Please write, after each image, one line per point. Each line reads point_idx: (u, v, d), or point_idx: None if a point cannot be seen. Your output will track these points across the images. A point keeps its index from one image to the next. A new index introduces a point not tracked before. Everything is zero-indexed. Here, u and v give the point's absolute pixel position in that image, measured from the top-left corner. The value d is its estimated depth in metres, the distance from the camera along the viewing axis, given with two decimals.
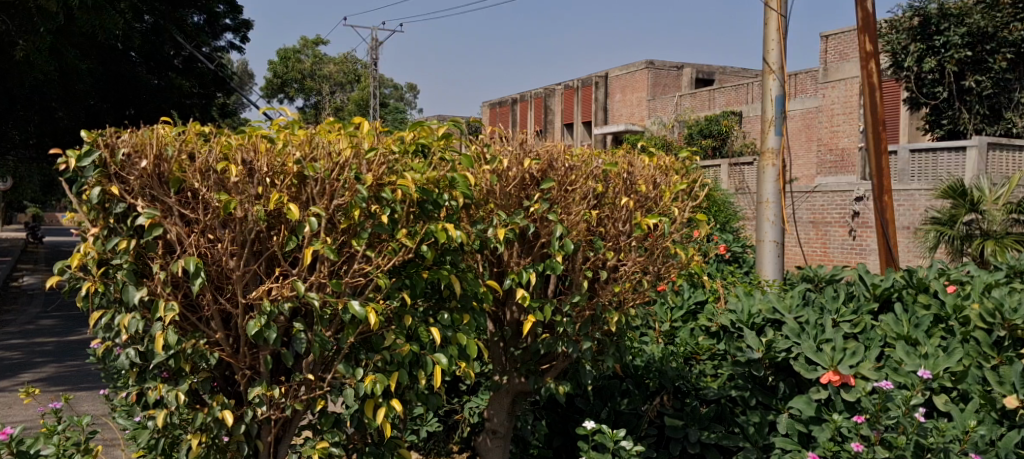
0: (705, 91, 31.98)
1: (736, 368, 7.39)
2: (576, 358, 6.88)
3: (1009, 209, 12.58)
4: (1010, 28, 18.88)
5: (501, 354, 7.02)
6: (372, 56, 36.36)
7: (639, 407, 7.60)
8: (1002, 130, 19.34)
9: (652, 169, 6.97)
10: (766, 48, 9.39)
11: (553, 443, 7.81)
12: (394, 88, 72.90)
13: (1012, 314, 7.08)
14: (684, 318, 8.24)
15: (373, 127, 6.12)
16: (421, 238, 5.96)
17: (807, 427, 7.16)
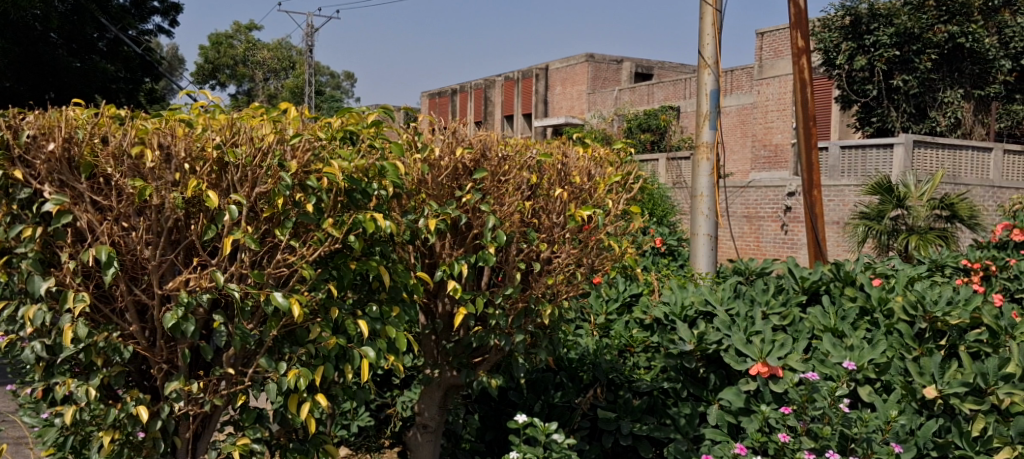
0: (644, 86, 32.30)
1: (668, 360, 7.49)
2: (509, 351, 6.92)
3: (933, 206, 12.95)
4: (935, 30, 19.91)
5: (433, 347, 7.07)
6: (308, 43, 36.23)
7: (572, 401, 7.67)
8: (926, 128, 20.37)
9: (587, 161, 7.08)
10: (701, 43, 9.53)
11: (486, 436, 7.87)
12: (330, 76, 72.57)
13: (932, 307, 7.38)
14: (619, 310, 8.39)
15: (300, 114, 6.18)
16: (349, 227, 5.95)
17: (737, 418, 7.26)
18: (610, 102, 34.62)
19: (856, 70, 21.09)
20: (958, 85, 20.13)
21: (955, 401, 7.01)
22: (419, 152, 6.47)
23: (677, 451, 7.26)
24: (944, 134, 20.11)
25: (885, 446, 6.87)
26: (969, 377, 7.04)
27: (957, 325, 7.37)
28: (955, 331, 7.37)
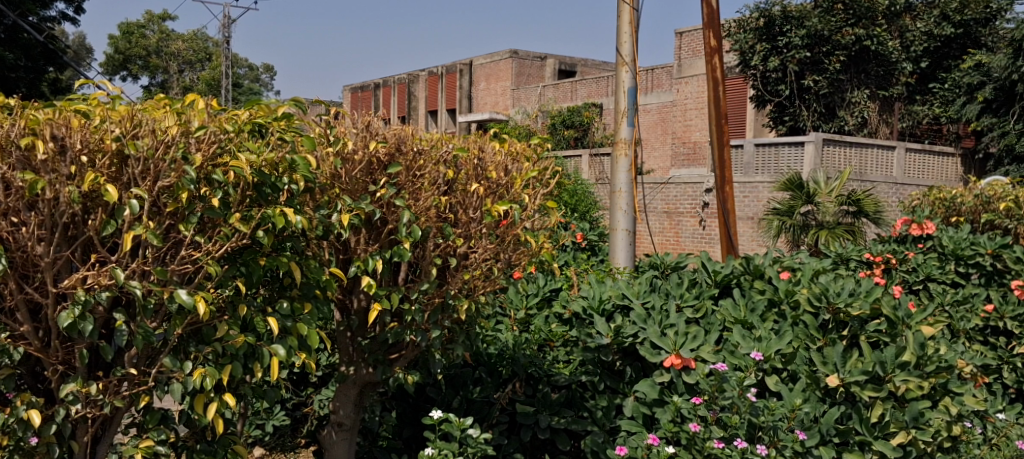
0: (568, 82, 32.74)
1: (586, 354, 7.49)
2: (426, 347, 6.62)
3: (840, 202, 13.52)
4: (842, 33, 21.94)
5: (348, 344, 6.77)
6: (225, 35, 35.90)
7: (491, 396, 7.50)
8: (835, 127, 22.64)
9: (504, 155, 6.72)
10: (618, 41, 9.77)
11: (402, 433, 7.66)
12: (247, 69, 72.31)
13: (836, 298, 7.66)
14: (539, 305, 8.25)
15: (207, 105, 5.78)
16: (257, 222, 5.67)
17: (652, 410, 7.36)
18: (534, 98, 34.97)
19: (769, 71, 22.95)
20: (864, 85, 22.46)
21: (855, 389, 7.27)
22: (330, 145, 6.11)
23: (593, 444, 7.26)
24: (851, 132, 22.49)
25: (791, 433, 7.08)
26: (869, 366, 7.32)
27: (858, 316, 7.68)
28: (856, 321, 7.68)
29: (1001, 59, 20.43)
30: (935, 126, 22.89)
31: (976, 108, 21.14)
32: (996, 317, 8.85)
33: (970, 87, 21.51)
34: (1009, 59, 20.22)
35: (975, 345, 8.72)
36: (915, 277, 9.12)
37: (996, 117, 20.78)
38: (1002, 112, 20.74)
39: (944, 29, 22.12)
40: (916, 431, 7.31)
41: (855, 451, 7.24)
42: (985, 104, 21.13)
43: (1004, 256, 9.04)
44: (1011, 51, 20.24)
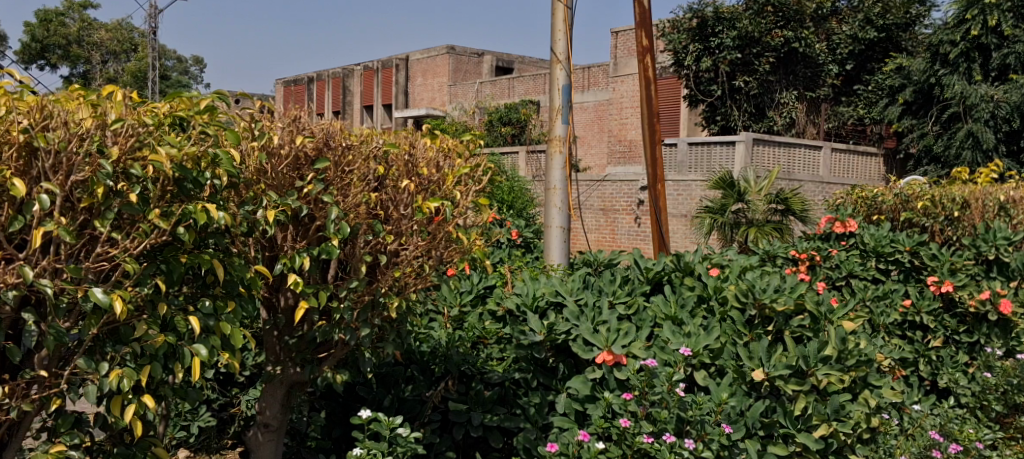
0: (505, 79, 33.83)
1: (519, 351, 7.49)
2: (355, 345, 6.50)
3: (770, 200, 14.17)
4: (772, 35, 23.49)
5: (274, 343, 6.56)
6: (151, 25, 35.44)
7: (423, 393, 7.48)
8: (766, 127, 24.09)
9: (435, 152, 6.65)
10: (552, 39, 9.89)
11: (333, 433, 7.53)
12: (175, 60, 71.79)
13: (761, 294, 7.83)
14: (473, 301, 8.27)
15: (126, 97, 5.79)
16: (177, 219, 5.57)
17: (583, 406, 7.38)
18: (472, 95, 36.02)
19: (702, 70, 24.42)
20: (792, 86, 24.00)
21: (780, 383, 7.42)
22: (256, 139, 6.03)
23: (525, 440, 7.28)
24: (780, 132, 23.97)
25: (717, 427, 7.20)
26: (793, 360, 7.49)
27: (783, 312, 7.84)
28: (781, 317, 7.85)
29: (920, 62, 22.28)
30: (858, 127, 24.36)
31: (898, 110, 22.75)
32: (913, 312, 9.11)
33: (891, 90, 23.27)
34: (927, 63, 22.13)
35: (895, 339, 8.95)
36: (837, 274, 9.50)
37: (914, 119, 22.52)
38: (920, 114, 22.49)
39: (869, 33, 23.58)
40: (837, 423, 7.49)
41: (780, 443, 7.37)
42: (905, 106, 22.82)
43: (921, 253, 9.33)
44: (929, 55, 22.20)
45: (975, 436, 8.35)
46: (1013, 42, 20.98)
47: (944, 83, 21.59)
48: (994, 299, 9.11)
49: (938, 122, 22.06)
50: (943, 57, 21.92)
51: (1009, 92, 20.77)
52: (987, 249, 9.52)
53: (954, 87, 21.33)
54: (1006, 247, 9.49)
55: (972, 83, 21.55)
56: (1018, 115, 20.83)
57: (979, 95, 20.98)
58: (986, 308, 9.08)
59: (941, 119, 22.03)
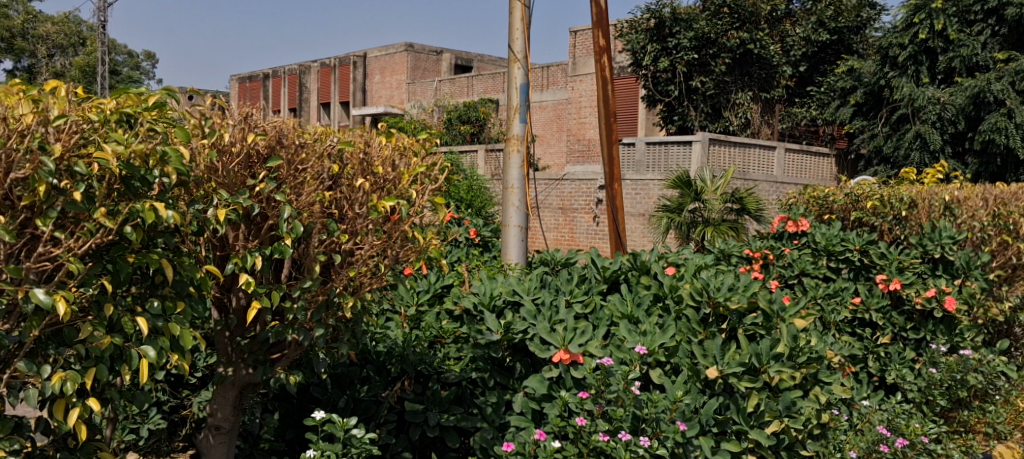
0: (464, 78, 34.31)
1: (476, 350, 7.51)
2: (309, 346, 6.48)
3: (726, 200, 14.62)
4: (728, 35, 24.06)
5: (226, 344, 6.50)
6: (101, 19, 35.12)
7: (379, 394, 7.40)
8: (722, 127, 24.82)
9: (391, 150, 6.63)
10: (510, 37, 9.92)
11: (286, 435, 7.41)
12: (125, 54, 71.29)
13: (716, 293, 7.90)
14: (430, 301, 8.24)
15: (70, 93, 5.71)
16: (124, 218, 5.53)
17: (540, 405, 7.40)
18: (430, 93, 36.29)
19: (659, 70, 25.02)
20: (747, 87, 24.71)
21: (733, 380, 7.47)
22: (205, 137, 5.97)
23: (483, 440, 7.29)
24: (735, 132, 24.71)
25: (672, 425, 7.22)
26: (745, 358, 7.56)
27: (737, 310, 7.93)
28: (734, 315, 7.93)
29: (870, 65, 22.92)
30: (811, 128, 25.40)
31: (849, 111, 23.36)
32: (863, 309, 9.25)
33: (843, 91, 23.83)
34: (878, 65, 22.74)
35: (845, 336, 9.04)
36: (790, 272, 9.56)
37: (865, 120, 23.11)
38: (871, 115, 23.07)
39: (821, 35, 24.40)
40: (788, 419, 7.56)
41: (733, 440, 7.42)
42: (856, 107, 23.42)
43: (870, 251, 9.54)
44: (879, 57, 22.82)
45: (921, 430, 8.47)
46: (958, 46, 21.37)
47: (893, 84, 22.06)
48: (940, 296, 9.31)
49: (888, 123, 22.51)
50: (892, 60, 22.50)
51: (954, 94, 21.16)
52: (934, 248, 9.65)
53: (903, 89, 21.74)
54: (952, 245, 9.63)
55: (919, 85, 22.06)
56: (963, 117, 21.17)
57: (926, 97, 21.43)
58: (933, 305, 9.26)
59: (890, 121, 22.46)
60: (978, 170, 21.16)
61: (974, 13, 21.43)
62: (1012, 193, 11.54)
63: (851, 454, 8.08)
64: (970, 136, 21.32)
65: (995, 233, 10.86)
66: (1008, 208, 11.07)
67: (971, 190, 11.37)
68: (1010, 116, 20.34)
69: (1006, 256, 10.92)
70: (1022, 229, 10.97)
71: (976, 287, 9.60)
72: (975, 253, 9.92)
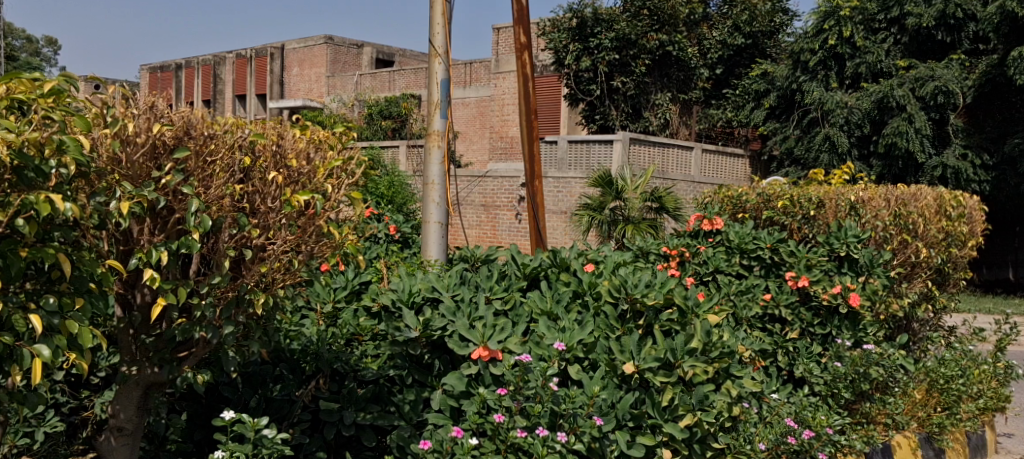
0: (385, 72, 34.69)
1: (394, 347, 7.40)
2: (217, 345, 6.31)
3: (646, 199, 15.28)
4: (648, 37, 25.29)
5: (130, 343, 6.32)
6: None
7: (292, 393, 7.20)
8: (642, 127, 26.07)
9: (305, 143, 6.43)
10: (431, 31, 9.78)
11: (195, 436, 7.15)
12: (23, 39, 70.22)
13: (633, 289, 7.85)
14: (347, 298, 8.12)
15: None
16: (16, 210, 5.34)
17: (458, 402, 7.27)
18: (350, 87, 36.47)
19: (582, 70, 26.15)
20: (666, 88, 26.05)
21: (649, 375, 7.40)
22: (108, 127, 5.84)
23: (399, 438, 7.14)
24: (655, 131, 25.94)
25: (588, 420, 7.16)
26: (661, 353, 7.47)
27: (654, 306, 7.87)
28: (651, 311, 7.87)
29: (783, 69, 24.63)
30: (727, 129, 26.63)
31: (763, 114, 25.11)
32: (773, 305, 9.32)
33: (757, 94, 25.50)
34: (790, 70, 24.48)
35: (756, 331, 9.16)
36: (705, 269, 9.64)
37: (778, 122, 24.91)
38: (783, 117, 24.89)
39: (737, 39, 25.82)
40: (700, 412, 7.51)
41: (648, 434, 7.33)
42: (770, 110, 25.19)
43: (781, 249, 9.60)
44: (791, 62, 24.57)
45: (826, 422, 8.45)
46: (864, 53, 23.65)
47: (804, 89, 23.98)
48: (844, 292, 9.35)
49: (799, 125, 24.39)
50: (803, 65, 24.34)
51: (860, 98, 23.28)
52: (839, 246, 9.67)
53: (813, 93, 23.69)
54: (856, 244, 9.66)
55: (828, 88, 24.10)
56: (868, 122, 23.30)
57: (835, 101, 23.41)
58: (838, 301, 9.31)
59: (801, 124, 24.38)
60: (882, 172, 23.36)
61: (879, 22, 23.83)
62: (912, 193, 11.40)
63: (759, 446, 8.02)
64: (874, 140, 23.47)
65: (894, 233, 10.75)
66: (907, 208, 10.93)
67: (873, 191, 11.29)
68: (909, 120, 22.65)
69: (904, 254, 10.87)
70: (919, 228, 10.86)
71: (878, 284, 9.60)
72: (878, 252, 9.94)
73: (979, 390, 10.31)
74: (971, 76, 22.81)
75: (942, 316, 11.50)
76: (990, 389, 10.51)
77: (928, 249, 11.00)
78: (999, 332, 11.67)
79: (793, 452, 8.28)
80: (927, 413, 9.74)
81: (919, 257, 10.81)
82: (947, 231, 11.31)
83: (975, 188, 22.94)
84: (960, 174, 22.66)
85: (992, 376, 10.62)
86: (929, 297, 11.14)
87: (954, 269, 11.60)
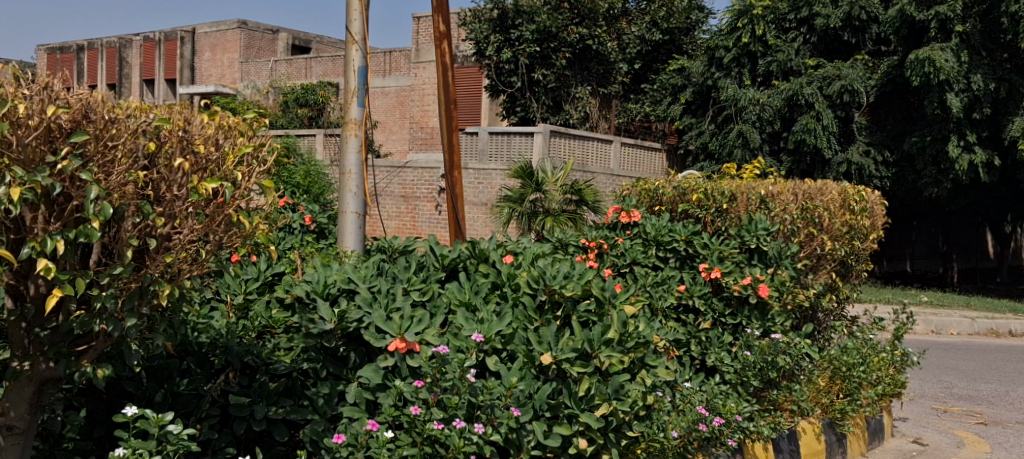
0: (301, 59, 34.40)
1: (307, 340, 7.09)
2: (118, 338, 6.08)
3: (565, 191, 15.70)
4: (568, 31, 25.50)
5: (22, 336, 6.06)
6: None
7: (200, 388, 6.96)
8: (562, 119, 26.23)
9: (214, 128, 6.18)
10: (348, 18, 9.54)
11: (94, 433, 6.86)
12: None
13: (552, 280, 7.72)
14: (259, 289, 7.92)
15: None
16: None
17: (374, 395, 7.10)
18: (264, 73, 36.12)
19: (503, 61, 26.26)
20: (586, 81, 26.21)
21: (566, 366, 7.26)
22: None
23: (313, 432, 6.94)
24: (576, 124, 26.13)
25: (505, 411, 7.00)
26: (579, 344, 7.35)
27: (571, 297, 7.73)
28: (569, 302, 7.74)
29: (699, 65, 24.88)
30: (645, 124, 26.50)
31: (679, 108, 25.27)
32: (687, 296, 9.28)
33: (675, 89, 25.67)
34: (705, 66, 24.75)
35: (670, 321, 9.07)
36: (622, 260, 9.55)
37: (694, 117, 25.12)
38: (699, 113, 25.08)
39: (655, 35, 25.82)
40: (616, 402, 7.34)
41: (564, 424, 7.19)
42: (686, 105, 25.32)
43: (695, 241, 9.55)
44: (706, 59, 24.83)
45: (736, 409, 8.52)
46: (775, 51, 23.93)
47: (719, 85, 24.16)
48: (754, 283, 9.35)
49: (714, 121, 24.61)
50: (718, 61, 24.58)
51: (772, 96, 23.53)
52: (750, 239, 9.71)
53: (728, 90, 23.90)
54: (766, 237, 9.71)
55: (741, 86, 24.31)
56: (779, 118, 23.60)
57: (748, 98, 23.66)
58: (749, 292, 9.30)
59: (716, 120, 24.61)
60: (791, 167, 23.84)
61: (789, 22, 24.15)
62: (819, 188, 11.26)
63: (671, 434, 7.84)
64: (784, 135, 23.86)
65: (802, 226, 10.86)
66: (814, 202, 11.04)
67: (782, 185, 11.25)
68: (818, 118, 23.04)
69: (811, 247, 10.95)
70: (826, 222, 10.95)
71: (787, 275, 9.65)
72: (785, 245, 10.02)
73: (877, 376, 10.29)
74: (874, 75, 23.40)
75: (844, 306, 11.43)
76: (888, 376, 10.50)
77: (832, 241, 11.00)
78: (896, 322, 11.64)
79: (703, 438, 8.25)
80: (830, 400, 9.75)
81: (824, 249, 10.89)
82: (850, 224, 11.20)
83: (877, 183, 23.53)
84: (864, 170, 23.19)
85: (890, 364, 10.57)
86: (833, 287, 11.16)
87: (857, 261, 11.50)
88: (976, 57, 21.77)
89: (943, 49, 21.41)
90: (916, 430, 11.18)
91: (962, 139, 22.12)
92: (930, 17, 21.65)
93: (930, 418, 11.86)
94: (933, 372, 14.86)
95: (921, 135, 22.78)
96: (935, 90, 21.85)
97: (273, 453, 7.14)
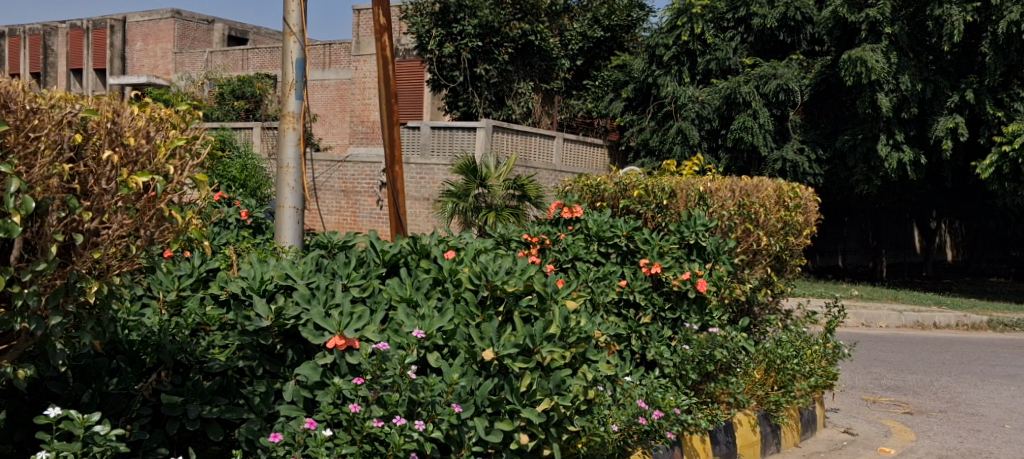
0: (239, 51, 34.15)
1: (244, 337, 6.95)
2: (42, 336, 5.84)
3: (508, 186, 15.66)
4: (510, 26, 25.23)
5: None
6: None
7: (131, 387, 6.75)
8: (504, 115, 26.02)
9: (145, 120, 5.99)
10: (286, 9, 9.29)
11: (15, 436, 6.60)
12: None
13: (494, 276, 7.58)
14: (193, 286, 7.68)
15: None
16: None
17: (312, 393, 6.92)
18: (200, 64, 35.93)
19: (444, 56, 26.02)
20: (528, 77, 26.02)
21: (508, 362, 7.13)
22: None
23: (248, 431, 6.74)
24: (518, 120, 25.95)
25: (446, 407, 6.88)
26: (520, 339, 7.21)
27: (514, 292, 7.61)
28: (511, 297, 7.61)
29: (639, 63, 24.86)
30: (586, 120, 26.88)
31: (621, 105, 25.43)
32: (628, 291, 9.20)
33: (615, 85, 25.86)
34: (646, 64, 24.72)
35: (611, 316, 8.93)
36: (564, 256, 9.49)
37: (635, 114, 25.27)
38: (640, 110, 25.23)
39: (597, 32, 26.14)
40: (558, 397, 7.18)
41: (505, 419, 7.02)
42: (627, 101, 25.53)
43: (636, 237, 9.46)
44: (647, 56, 24.81)
45: (674, 402, 8.40)
46: (713, 50, 23.99)
47: (660, 83, 24.21)
48: (693, 278, 9.28)
49: (654, 118, 24.70)
50: (658, 59, 24.57)
51: (710, 95, 23.64)
52: (689, 234, 9.60)
53: (667, 87, 24.05)
54: (704, 232, 9.63)
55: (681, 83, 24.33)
56: (716, 116, 23.72)
57: (687, 96, 23.78)
58: (687, 287, 9.22)
59: (656, 117, 24.71)
60: (729, 164, 24.00)
61: (727, 21, 24.36)
62: (755, 184, 11.27)
63: (613, 427, 7.76)
64: (723, 132, 23.97)
65: (739, 222, 10.80)
66: (751, 198, 10.96)
67: (720, 181, 11.23)
68: (754, 116, 23.21)
69: (747, 242, 10.88)
70: (762, 218, 10.88)
71: (725, 270, 9.57)
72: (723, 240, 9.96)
73: (810, 368, 10.21)
74: (809, 75, 23.56)
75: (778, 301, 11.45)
76: (821, 367, 10.43)
77: (766, 237, 10.96)
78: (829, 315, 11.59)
79: (642, 431, 8.13)
80: (766, 392, 9.72)
81: (761, 244, 10.83)
82: (784, 220, 11.18)
83: (810, 180, 23.59)
84: (798, 168, 23.27)
85: (823, 356, 10.52)
86: (768, 282, 11.15)
87: (790, 257, 11.47)
88: (904, 59, 21.88)
89: (874, 50, 21.46)
90: (847, 420, 11.19)
91: (891, 138, 22.23)
92: (861, 19, 21.78)
93: (861, 409, 11.88)
94: (862, 364, 14.94)
95: (853, 134, 22.83)
96: (865, 89, 21.90)
97: (206, 453, 6.92)
